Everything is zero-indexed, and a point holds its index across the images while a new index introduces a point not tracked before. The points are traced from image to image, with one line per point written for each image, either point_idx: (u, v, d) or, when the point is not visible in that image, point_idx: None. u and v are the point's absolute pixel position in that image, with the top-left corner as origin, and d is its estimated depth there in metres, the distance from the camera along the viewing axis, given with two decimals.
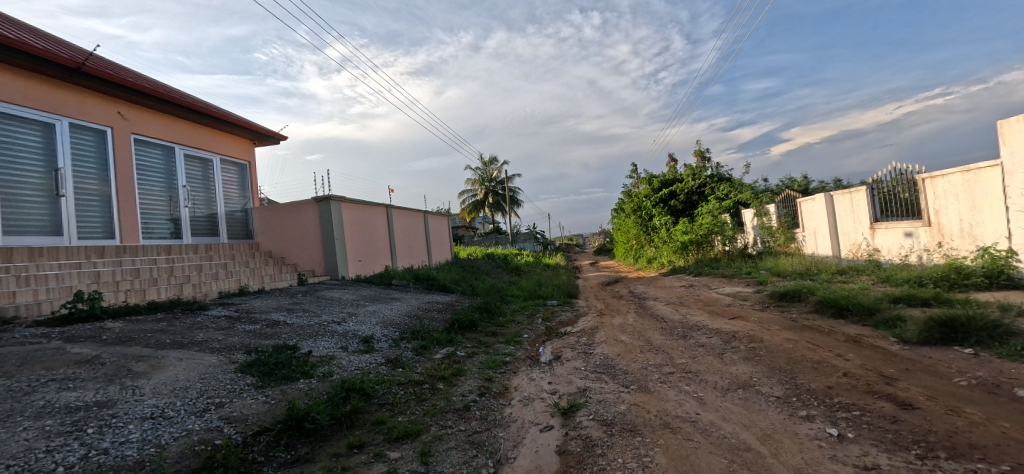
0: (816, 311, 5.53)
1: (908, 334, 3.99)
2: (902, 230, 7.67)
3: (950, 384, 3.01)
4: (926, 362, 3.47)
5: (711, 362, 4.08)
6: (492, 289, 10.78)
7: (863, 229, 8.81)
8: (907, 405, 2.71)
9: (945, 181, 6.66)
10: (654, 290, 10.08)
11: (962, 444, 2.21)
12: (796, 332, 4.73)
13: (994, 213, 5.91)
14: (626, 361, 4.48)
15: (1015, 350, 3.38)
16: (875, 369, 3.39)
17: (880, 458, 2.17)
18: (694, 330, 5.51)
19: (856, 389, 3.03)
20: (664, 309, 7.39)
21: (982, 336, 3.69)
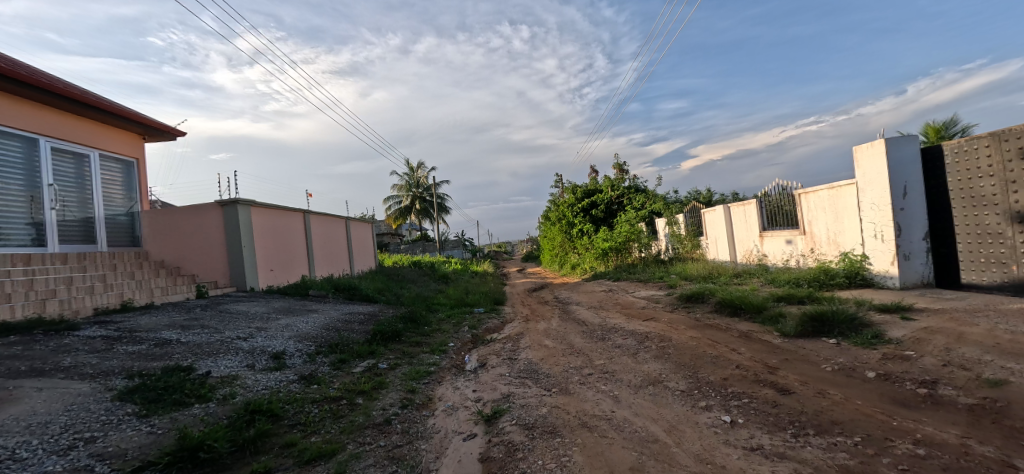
0: (716, 311, 6.12)
1: (788, 329, 4.56)
2: (784, 238, 8.77)
3: (818, 370, 3.50)
4: (801, 352, 3.99)
5: (626, 362, 4.34)
6: (417, 297, 10.53)
7: (754, 237, 9.94)
8: (785, 391, 3.09)
9: (816, 196, 7.74)
10: (577, 295, 10.51)
11: (826, 421, 2.57)
12: (700, 330, 5.20)
13: (851, 224, 6.92)
14: (549, 365, 4.61)
15: (866, 339, 4.01)
16: (762, 360, 3.83)
17: (764, 439, 2.45)
18: (612, 332, 5.82)
19: (746, 379, 3.40)
20: (586, 313, 7.74)
21: (843, 328, 4.32)
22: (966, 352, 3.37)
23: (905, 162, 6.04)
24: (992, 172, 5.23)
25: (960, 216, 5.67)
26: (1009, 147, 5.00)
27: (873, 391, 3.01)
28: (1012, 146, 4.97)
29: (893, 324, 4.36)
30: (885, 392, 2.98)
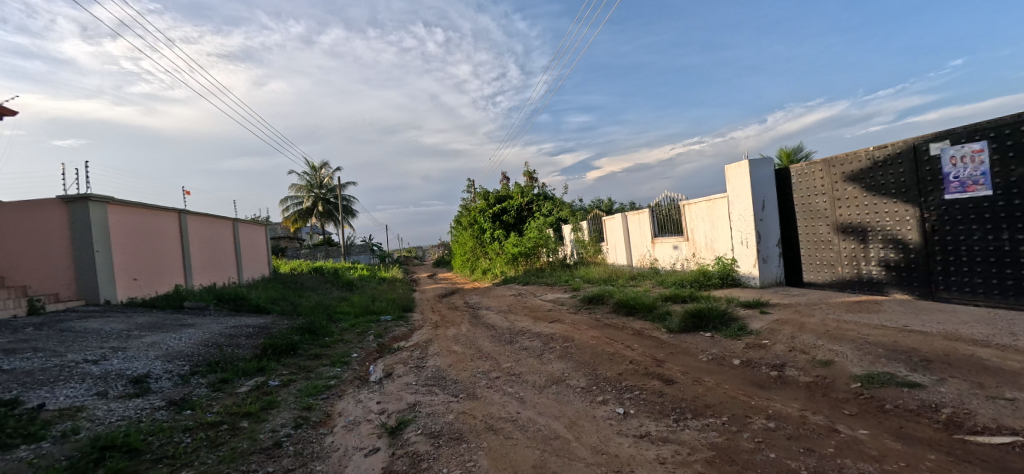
0: (614, 311, 6.59)
1: (673, 325, 5.08)
2: (672, 244, 9.76)
3: (697, 360, 3.94)
4: (683, 345, 4.47)
5: (532, 363, 4.48)
6: (317, 306, 9.77)
7: (647, 243, 10.91)
8: (669, 381, 3.44)
9: (697, 207, 8.75)
10: (488, 300, 10.58)
11: (702, 406, 2.91)
12: (599, 330, 5.55)
13: (724, 232, 7.94)
14: (457, 371, 4.58)
15: (734, 331, 4.62)
16: (651, 355, 4.21)
17: (651, 426, 2.69)
18: (519, 335, 5.97)
19: (638, 373, 3.71)
20: (495, 317, 7.85)
21: (717, 323, 4.93)
22: (805, 339, 4.05)
23: (763, 180, 7.09)
24: (824, 190, 6.36)
25: (803, 226, 6.80)
26: (835, 171, 6.13)
27: (738, 376, 3.47)
28: (837, 169, 6.10)
29: (754, 318, 5.08)
30: (747, 376, 3.46)
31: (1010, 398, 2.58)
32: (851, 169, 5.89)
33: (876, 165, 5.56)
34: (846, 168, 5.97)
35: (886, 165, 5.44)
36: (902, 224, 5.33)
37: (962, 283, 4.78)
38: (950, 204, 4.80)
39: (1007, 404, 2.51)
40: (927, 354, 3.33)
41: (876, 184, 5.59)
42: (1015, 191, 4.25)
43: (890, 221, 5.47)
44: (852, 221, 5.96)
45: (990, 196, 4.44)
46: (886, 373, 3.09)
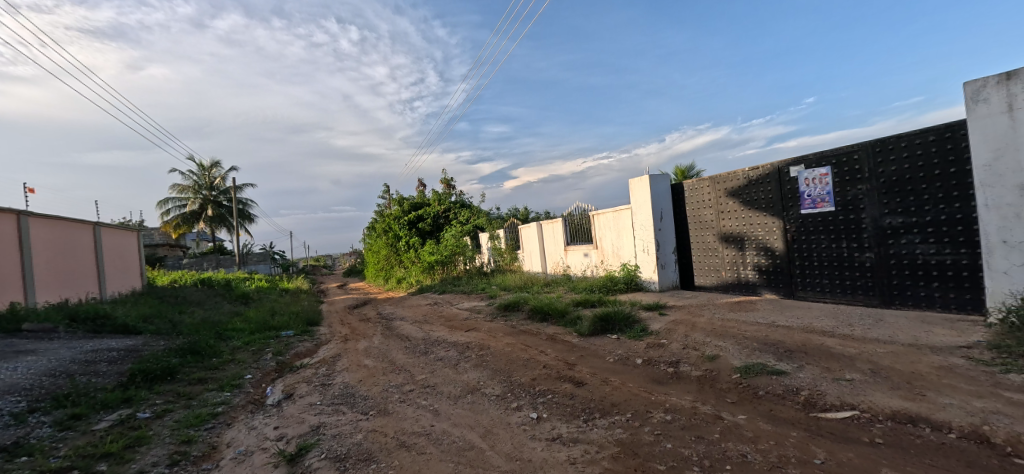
0: (529, 318, 6.74)
1: (584, 329, 5.33)
2: (582, 252, 10.28)
3: (604, 362, 4.18)
4: (592, 348, 4.70)
5: (447, 373, 4.40)
6: (203, 324, 8.66)
7: (560, 251, 11.36)
8: (579, 383, 3.59)
9: (604, 217, 9.33)
10: (402, 310, 10.22)
11: (608, 404, 3.08)
12: (515, 337, 5.64)
13: (628, 240, 8.55)
14: (367, 386, 4.34)
15: (637, 332, 4.97)
16: (563, 358, 4.38)
17: (563, 428, 2.78)
18: (435, 345, 5.84)
19: (551, 377, 3.83)
20: (409, 328, 7.60)
21: (622, 325, 5.27)
22: (696, 337, 4.49)
23: (661, 193, 7.78)
24: (710, 204, 7.15)
25: (694, 235, 7.57)
26: (719, 187, 6.93)
27: (640, 374, 3.74)
28: (721, 186, 6.90)
29: (654, 319, 5.52)
30: (648, 374, 3.74)
31: (849, 379, 3.09)
32: (732, 185, 6.70)
33: (751, 182, 6.39)
34: (727, 185, 6.78)
35: (758, 183, 6.28)
36: (770, 234, 6.19)
37: (815, 283, 5.66)
38: (805, 217, 5.67)
39: (847, 384, 3.01)
40: (790, 346, 3.88)
41: (751, 200, 6.41)
42: (850, 207, 5.16)
43: (762, 231, 6.31)
44: (733, 231, 6.77)
45: (834, 211, 5.33)
46: (760, 363, 3.54)
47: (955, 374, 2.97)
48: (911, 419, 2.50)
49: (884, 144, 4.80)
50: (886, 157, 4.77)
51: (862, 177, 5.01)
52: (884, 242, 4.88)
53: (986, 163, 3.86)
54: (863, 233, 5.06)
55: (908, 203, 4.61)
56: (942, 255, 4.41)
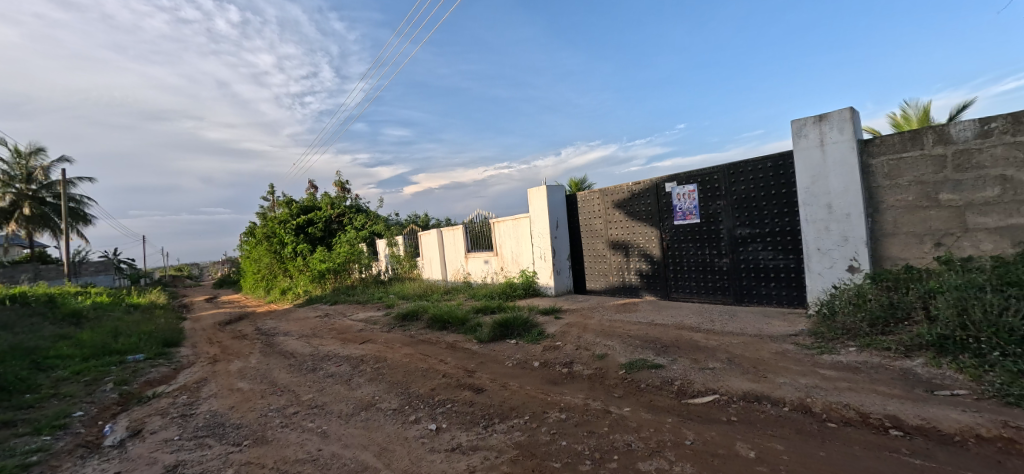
0: (428, 327, 6.58)
1: (483, 335, 5.36)
2: (483, 259, 10.37)
3: (503, 367, 4.24)
4: (491, 354, 4.75)
5: (338, 391, 4.09)
6: (10, 351, 6.90)
7: (460, 258, 11.34)
8: (479, 389, 3.60)
9: (504, 225, 9.54)
10: (286, 324, 9.27)
11: (507, 409, 3.13)
12: (413, 347, 5.46)
13: (526, 248, 8.85)
14: (240, 413, 3.83)
15: (534, 336, 5.15)
16: (463, 366, 4.36)
17: (462, 436, 2.75)
18: (324, 361, 5.40)
19: (450, 386, 3.77)
20: (295, 343, 6.93)
21: (520, 330, 5.41)
22: (588, 337, 4.80)
23: (557, 203, 8.21)
24: (600, 214, 7.73)
25: (585, 243, 8.10)
26: (607, 199, 7.53)
27: (537, 377, 3.87)
28: (608, 198, 7.50)
29: (550, 323, 5.77)
30: (544, 376, 3.89)
31: (712, 367, 3.55)
32: (618, 198, 7.32)
33: (634, 195, 7.05)
34: (614, 197, 7.40)
35: (639, 196, 6.96)
36: (649, 242, 6.89)
37: (685, 285, 6.43)
38: (677, 228, 6.43)
39: (710, 372, 3.46)
40: (666, 341, 4.34)
41: (634, 211, 7.08)
42: (711, 219, 5.97)
43: (643, 240, 6.99)
44: (619, 239, 7.39)
45: (699, 222, 6.13)
46: (641, 359, 3.90)
47: (787, 358, 3.60)
48: (757, 397, 2.96)
49: (736, 167, 5.65)
50: (737, 178, 5.63)
51: (720, 194, 5.83)
52: (737, 249, 5.73)
53: (806, 186, 4.77)
54: (721, 241, 5.89)
55: (753, 216, 5.49)
56: (778, 260, 5.31)
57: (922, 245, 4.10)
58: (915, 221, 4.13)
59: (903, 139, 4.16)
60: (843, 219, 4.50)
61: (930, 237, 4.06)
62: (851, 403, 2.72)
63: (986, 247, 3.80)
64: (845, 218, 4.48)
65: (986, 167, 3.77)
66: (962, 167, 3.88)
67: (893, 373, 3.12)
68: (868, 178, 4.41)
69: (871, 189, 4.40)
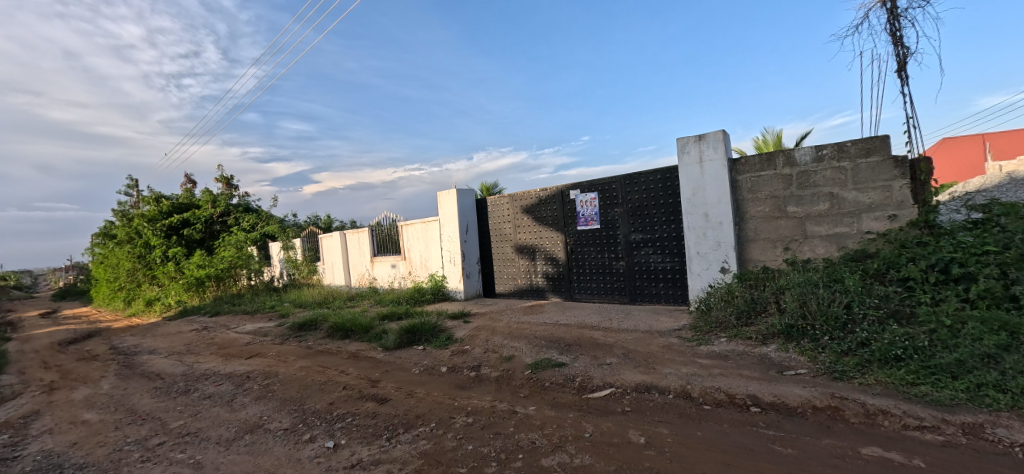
0: (328, 336, 6.14)
1: (389, 342, 5.15)
2: (390, 263, 9.98)
3: (409, 374, 4.11)
4: (397, 361, 4.58)
5: (217, 414, 3.62)
6: None
7: (365, 262, 10.79)
8: (383, 400, 3.45)
9: (413, 228, 9.28)
10: (152, 340, 7.99)
11: (412, 417, 3.04)
12: (310, 359, 5.05)
13: (435, 251, 8.70)
14: (84, 450, 3.20)
15: (443, 341, 5.08)
16: (366, 376, 4.14)
17: (363, 451, 2.60)
18: (200, 380, 4.75)
19: (351, 398, 3.55)
20: (163, 362, 6.00)
21: (428, 335, 5.30)
22: (496, 340, 4.86)
23: (467, 207, 8.21)
24: (508, 218, 7.89)
25: (494, 247, 8.21)
26: (516, 204, 7.71)
27: (444, 382, 3.82)
28: (517, 203, 7.69)
29: (459, 327, 5.73)
30: (452, 381, 3.85)
31: (609, 362, 3.82)
32: (526, 203, 7.54)
33: (541, 201, 7.32)
34: (522, 202, 7.60)
35: (546, 202, 7.24)
36: (555, 246, 7.20)
37: (586, 287, 6.82)
38: (580, 232, 6.80)
39: (608, 367, 3.71)
40: (569, 340, 4.56)
41: (541, 216, 7.34)
42: (610, 225, 6.43)
43: (549, 244, 7.28)
44: (526, 243, 7.61)
45: (599, 228, 6.55)
46: (546, 358, 4.05)
47: (672, 350, 4.00)
48: (647, 387, 3.24)
49: (631, 177, 6.15)
50: (632, 187, 6.13)
51: (618, 202, 6.31)
52: (631, 252, 6.24)
53: (688, 197, 5.35)
54: (618, 246, 6.36)
55: (646, 223, 6.02)
56: (666, 263, 5.89)
57: (775, 249, 4.86)
58: (770, 229, 4.87)
59: (762, 160, 4.88)
60: (717, 227, 5.13)
61: (781, 243, 4.81)
62: (722, 387, 3.10)
63: (820, 251, 4.61)
64: (718, 226, 5.12)
65: (820, 185, 4.59)
66: (804, 185, 4.66)
67: (754, 358, 3.63)
68: (736, 192, 5.09)
69: (738, 201, 5.08)
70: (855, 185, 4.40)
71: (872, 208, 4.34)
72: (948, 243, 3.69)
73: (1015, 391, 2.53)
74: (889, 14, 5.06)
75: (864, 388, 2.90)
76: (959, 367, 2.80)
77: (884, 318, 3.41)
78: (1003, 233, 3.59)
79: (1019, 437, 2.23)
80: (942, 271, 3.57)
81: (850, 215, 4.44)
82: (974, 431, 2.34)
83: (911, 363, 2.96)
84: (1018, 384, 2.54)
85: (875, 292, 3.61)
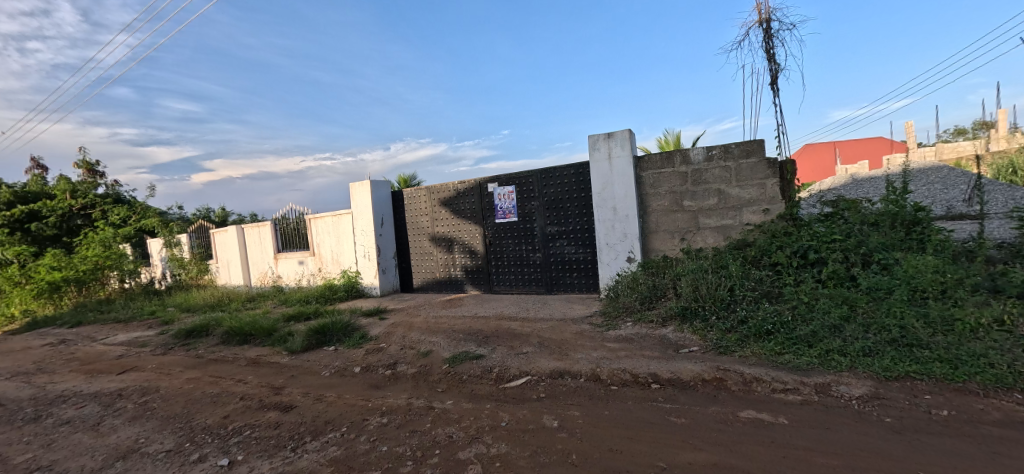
0: (222, 343, 5.55)
1: (295, 345, 4.78)
2: (296, 259, 9.25)
3: (318, 378, 3.86)
4: (304, 365, 4.28)
5: (78, 441, 3.10)
6: None
7: (267, 259, 9.91)
8: (288, 408, 3.20)
9: (323, 222, 8.68)
10: None
11: (321, 424, 2.86)
12: (200, 369, 4.52)
13: (348, 246, 8.24)
14: None
15: (356, 340, 4.84)
16: (267, 384, 3.81)
17: (264, 465, 2.40)
18: (56, 404, 4.02)
19: (249, 410, 3.25)
20: (2, 385, 4.98)
21: (340, 335, 5.01)
22: (413, 336, 4.74)
23: (382, 199, 7.87)
24: (425, 211, 7.71)
25: (411, 240, 7.98)
26: (433, 196, 7.55)
27: (357, 383, 3.65)
28: (435, 195, 7.53)
29: (374, 325, 5.50)
30: (365, 381, 3.69)
31: (526, 352, 3.92)
32: (443, 196, 7.42)
33: (459, 194, 7.25)
34: (440, 195, 7.47)
35: (464, 195, 7.20)
36: (473, 239, 7.19)
37: (504, 278, 6.93)
38: (498, 225, 6.87)
39: (524, 356, 3.81)
40: (487, 332, 4.60)
41: (459, 209, 7.28)
42: (527, 218, 6.58)
43: (467, 237, 7.25)
44: (444, 236, 7.50)
45: (517, 221, 6.67)
46: (464, 351, 4.05)
47: (584, 336, 4.22)
48: (560, 373, 3.39)
49: (546, 172, 6.34)
50: (548, 181, 6.32)
51: (534, 195, 6.47)
52: (547, 244, 6.45)
53: (598, 191, 5.64)
54: (535, 238, 6.54)
55: (560, 216, 6.26)
56: (579, 254, 6.18)
57: (674, 239, 5.33)
58: (669, 221, 5.33)
59: (662, 158, 5.31)
60: (624, 219, 5.49)
61: (678, 234, 5.30)
62: (627, 367, 3.34)
63: (710, 241, 5.15)
64: (625, 219, 5.48)
65: (710, 182, 5.10)
66: (697, 182, 5.16)
67: (655, 339, 3.97)
68: (641, 187, 5.48)
69: (642, 195, 5.48)
70: (738, 182, 4.97)
71: (751, 202, 4.94)
72: (807, 233, 4.33)
73: (853, 354, 3.05)
74: (765, 32, 5.74)
75: (742, 360, 3.31)
76: (813, 337, 3.31)
77: (759, 298, 3.92)
78: (846, 225, 4.30)
79: (854, 392, 2.70)
80: (802, 256, 4.19)
81: (734, 208, 5.01)
82: (823, 389, 2.79)
83: (778, 335, 3.44)
84: (854, 348, 3.07)
85: (752, 276, 4.13)
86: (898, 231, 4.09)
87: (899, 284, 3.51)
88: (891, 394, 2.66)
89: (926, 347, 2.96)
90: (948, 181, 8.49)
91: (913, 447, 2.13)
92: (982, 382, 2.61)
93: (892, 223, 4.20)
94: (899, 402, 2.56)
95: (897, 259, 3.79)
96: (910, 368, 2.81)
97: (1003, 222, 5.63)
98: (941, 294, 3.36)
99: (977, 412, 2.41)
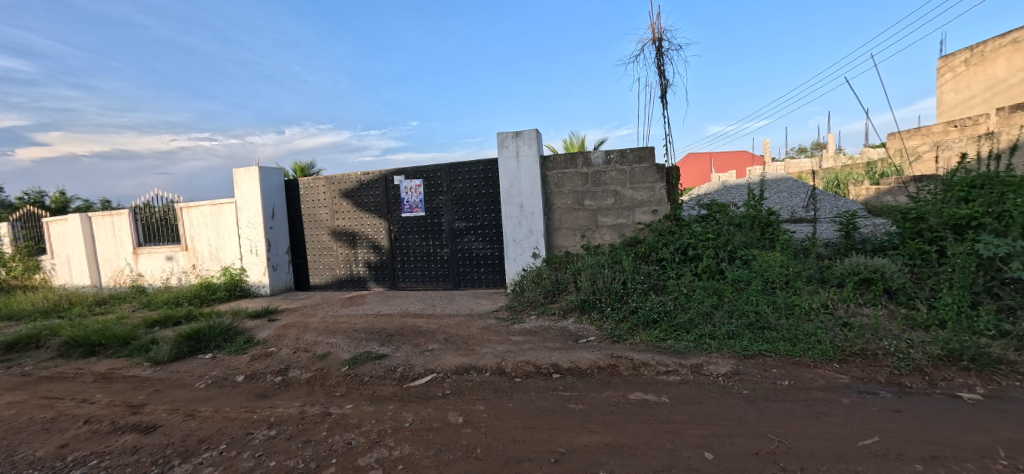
0: (60, 356, 4.60)
1: (161, 354, 4.14)
2: (163, 255, 8.00)
3: (190, 391, 3.39)
4: (172, 377, 3.74)
5: None
6: None
7: (124, 254, 8.44)
8: (150, 428, 2.77)
9: (198, 212, 7.60)
10: None
11: (192, 443, 2.52)
12: (25, 391, 3.69)
13: (230, 240, 7.36)
14: None
15: (239, 345, 4.34)
16: (123, 402, 3.25)
17: None
18: None
19: (97, 434, 2.75)
20: None
21: (219, 341, 4.45)
22: (308, 338, 4.40)
23: (273, 188, 7.13)
24: (324, 202, 7.15)
25: (307, 235, 7.37)
26: (333, 187, 7.04)
27: (239, 394, 3.28)
28: (335, 186, 7.02)
29: (262, 327, 5.00)
30: (250, 391, 3.33)
31: (431, 349, 3.86)
32: (345, 187, 6.95)
33: (362, 186, 6.86)
34: (340, 186, 6.98)
35: (368, 187, 6.83)
36: (377, 233, 6.85)
37: (410, 274, 6.74)
38: (404, 220, 6.64)
39: (429, 354, 3.75)
40: (390, 331, 4.43)
41: (362, 202, 6.89)
42: (434, 213, 6.46)
43: (370, 231, 6.90)
44: (345, 230, 7.04)
45: (424, 215, 6.51)
46: (365, 352, 3.85)
47: (490, 331, 4.28)
48: (466, 369, 3.40)
49: (455, 166, 6.28)
50: (457, 176, 6.27)
51: (442, 189, 6.38)
52: (455, 240, 6.40)
53: (505, 188, 5.73)
54: (442, 233, 6.45)
55: (468, 212, 6.25)
56: (486, 249, 6.26)
57: (575, 236, 5.64)
58: (571, 219, 5.62)
59: (566, 159, 5.57)
60: (530, 216, 5.66)
61: (579, 231, 5.62)
62: (531, 359, 3.46)
63: (607, 238, 5.54)
64: (531, 216, 5.65)
65: (608, 184, 5.47)
66: (597, 183, 5.50)
67: (557, 331, 4.18)
68: (546, 186, 5.70)
69: (547, 194, 5.70)
70: (632, 185, 5.40)
71: (642, 204, 5.40)
72: (686, 231, 4.87)
73: (720, 337, 3.52)
74: (657, 50, 6.31)
75: (632, 347, 3.63)
76: (690, 324, 3.75)
77: (647, 290, 4.33)
78: (717, 225, 4.90)
79: (721, 370, 3.12)
80: (682, 252, 4.71)
81: (628, 209, 5.45)
82: (696, 368, 3.17)
83: (662, 323, 3.83)
84: (721, 332, 3.54)
85: (641, 270, 4.55)
86: (755, 232, 4.78)
87: (755, 276, 4.13)
88: (748, 369, 3.12)
89: (774, 328, 3.52)
90: (792, 190, 10.17)
91: (762, 413, 2.52)
92: (812, 356, 3.18)
93: (751, 225, 4.89)
94: (754, 376, 3.01)
95: (755, 255, 4.45)
96: (762, 347, 3.32)
97: (829, 226, 6.90)
98: (785, 284, 4.02)
99: (808, 381, 2.93)
